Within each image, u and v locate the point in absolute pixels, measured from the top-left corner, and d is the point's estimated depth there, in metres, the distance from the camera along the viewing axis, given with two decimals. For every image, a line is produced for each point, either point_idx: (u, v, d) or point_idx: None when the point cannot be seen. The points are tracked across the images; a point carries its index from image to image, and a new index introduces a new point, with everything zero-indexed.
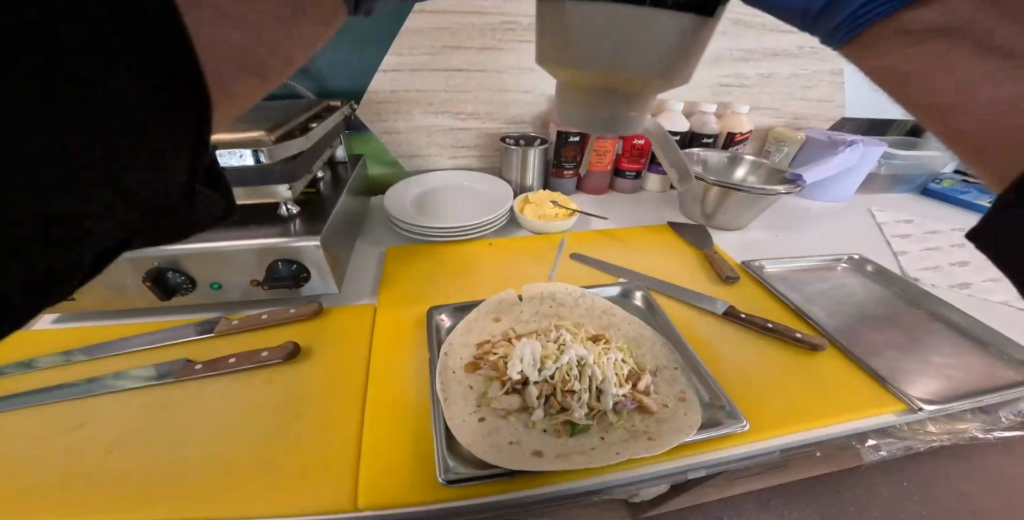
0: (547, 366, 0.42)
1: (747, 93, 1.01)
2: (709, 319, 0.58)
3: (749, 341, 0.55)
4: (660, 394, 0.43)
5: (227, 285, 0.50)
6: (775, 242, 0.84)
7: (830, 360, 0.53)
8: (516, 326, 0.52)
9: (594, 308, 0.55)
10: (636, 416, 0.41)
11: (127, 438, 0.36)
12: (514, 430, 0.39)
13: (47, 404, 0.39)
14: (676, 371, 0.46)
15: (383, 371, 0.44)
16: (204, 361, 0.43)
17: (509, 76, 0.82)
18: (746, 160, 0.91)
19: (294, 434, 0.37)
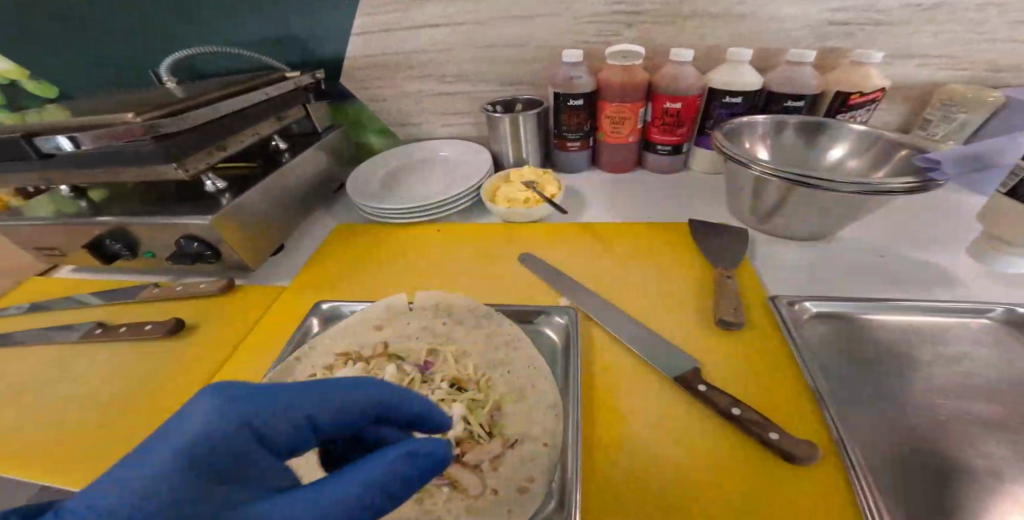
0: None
1: (886, 33, 0.63)
2: (647, 380, 0.38)
3: (684, 420, 0.35)
4: (498, 476, 0.31)
5: (158, 255, 0.58)
6: (872, 261, 0.54)
7: (825, 477, 0.30)
8: (393, 340, 0.43)
9: (496, 335, 0.42)
10: (442, 495, 0.30)
11: (24, 387, 0.43)
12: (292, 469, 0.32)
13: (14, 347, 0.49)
14: (543, 451, 0.32)
15: (234, 366, 0.43)
16: (105, 327, 0.48)
17: (496, 28, 0.68)
18: (851, 133, 0.58)
19: (123, 418, 0.39)
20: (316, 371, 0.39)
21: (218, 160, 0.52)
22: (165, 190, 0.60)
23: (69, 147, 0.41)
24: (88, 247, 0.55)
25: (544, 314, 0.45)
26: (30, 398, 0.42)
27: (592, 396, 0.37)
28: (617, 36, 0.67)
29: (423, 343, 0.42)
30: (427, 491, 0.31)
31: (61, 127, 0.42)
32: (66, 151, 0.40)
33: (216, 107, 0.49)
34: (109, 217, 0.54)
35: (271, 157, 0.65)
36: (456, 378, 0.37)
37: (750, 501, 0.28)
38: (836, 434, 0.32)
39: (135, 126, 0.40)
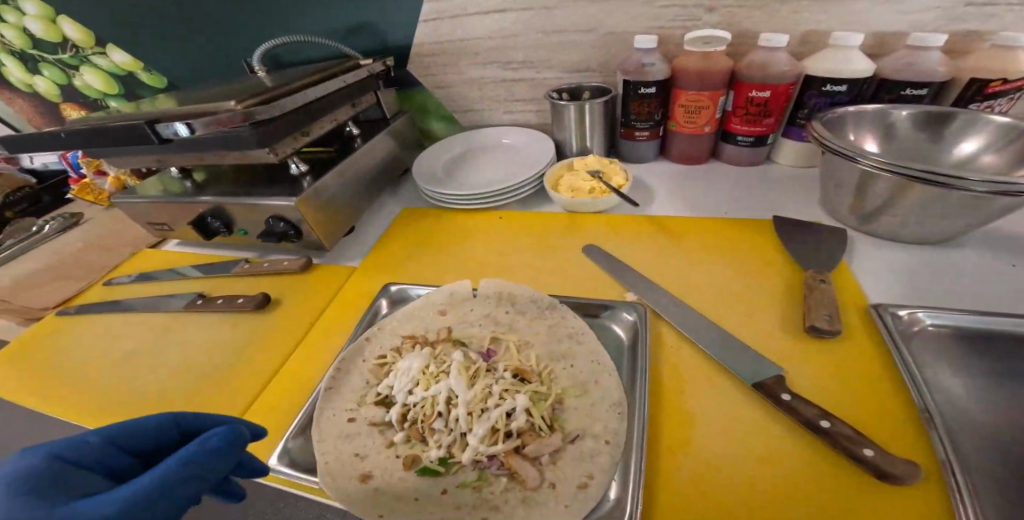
0: (414, 392, 0.35)
1: None
2: (720, 386, 0.36)
3: (764, 433, 0.32)
4: (557, 471, 0.31)
5: (250, 233, 0.64)
6: (995, 271, 0.48)
7: (930, 502, 0.26)
8: (456, 326, 0.44)
9: (558, 329, 0.42)
10: (501, 483, 0.31)
11: (147, 346, 0.50)
12: (362, 441, 0.34)
13: (134, 311, 0.57)
14: (603, 451, 0.31)
15: (314, 338, 0.47)
16: (205, 298, 0.54)
17: (564, 12, 0.65)
18: (989, 124, 0.49)
19: (225, 380, 0.44)
20: (386, 352, 0.41)
21: (302, 145, 0.56)
22: (254, 174, 0.65)
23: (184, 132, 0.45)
24: (194, 224, 0.62)
25: (609, 308, 0.44)
26: (154, 354, 0.49)
27: (657, 399, 0.35)
28: (696, 20, 0.61)
29: (485, 330, 0.43)
30: (487, 478, 0.31)
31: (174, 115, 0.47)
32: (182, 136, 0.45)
33: (301, 96, 0.52)
34: (211, 197, 0.61)
35: (345, 143, 0.69)
36: (519, 369, 0.37)
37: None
38: (943, 456, 0.28)
39: (235, 114, 0.44)
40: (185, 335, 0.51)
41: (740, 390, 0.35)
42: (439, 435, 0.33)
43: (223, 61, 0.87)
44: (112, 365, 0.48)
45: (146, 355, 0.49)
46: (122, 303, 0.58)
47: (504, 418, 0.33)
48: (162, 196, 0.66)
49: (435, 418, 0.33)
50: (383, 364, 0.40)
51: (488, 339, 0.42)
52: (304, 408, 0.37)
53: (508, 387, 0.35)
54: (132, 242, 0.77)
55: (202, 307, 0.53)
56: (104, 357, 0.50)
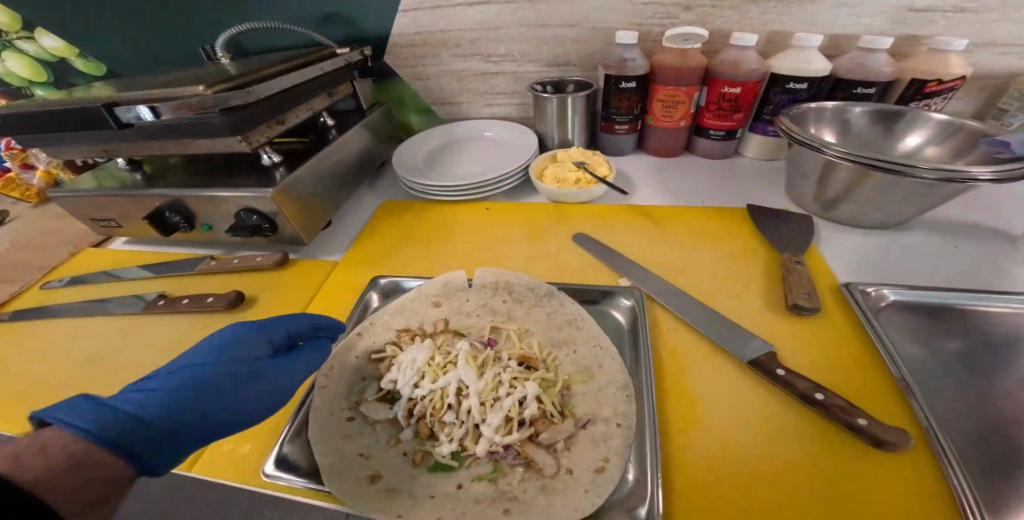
0: (420, 386, 0.34)
1: (970, 22, 0.58)
2: (719, 366, 0.37)
3: (765, 406, 0.34)
4: (572, 456, 0.31)
5: (215, 228, 0.59)
6: (934, 251, 0.54)
7: (915, 461, 0.29)
8: (451, 317, 0.43)
9: (556, 316, 0.42)
10: (518, 473, 0.30)
11: (102, 355, 0.45)
12: (369, 441, 0.33)
13: (80, 317, 0.50)
14: (618, 432, 0.31)
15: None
16: (168, 299, 0.49)
17: (547, 6, 0.65)
18: (930, 120, 0.55)
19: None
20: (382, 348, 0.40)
21: (277, 133, 0.53)
22: (219, 165, 0.60)
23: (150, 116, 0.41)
24: (148, 219, 0.56)
25: (606, 293, 0.45)
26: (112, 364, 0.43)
27: (661, 381, 0.36)
28: (672, 19, 0.63)
29: (484, 320, 0.43)
30: (503, 470, 0.31)
31: (133, 99, 0.43)
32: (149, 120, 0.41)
33: (277, 81, 0.48)
34: (169, 189, 0.55)
35: (319, 134, 0.66)
36: (524, 357, 0.37)
37: (842, 491, 0.28)
38: (926, 421, 0.31)
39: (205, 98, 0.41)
40: (149, 342, 0.45)
41: (738, 367, 0.37)
42: (450, 428, 0.32)
43: (175, 45, 0.80)
44: (55, 378, 0.42)
45: (100, 364, 0.43)
46: (62, 309, 0.51)
47: (517, 407, 0.33)
48: (110, 189, 0.59)
49: (445, 411, 0.33)
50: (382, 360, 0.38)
51: (489, 328, 0.41)
52: (297, 410, 0.34)
53: (517, 376, 0.35)
54: (69, 241, 0.69)
55: (163, 308, 0.48)
56: (43, 370, 0.44)
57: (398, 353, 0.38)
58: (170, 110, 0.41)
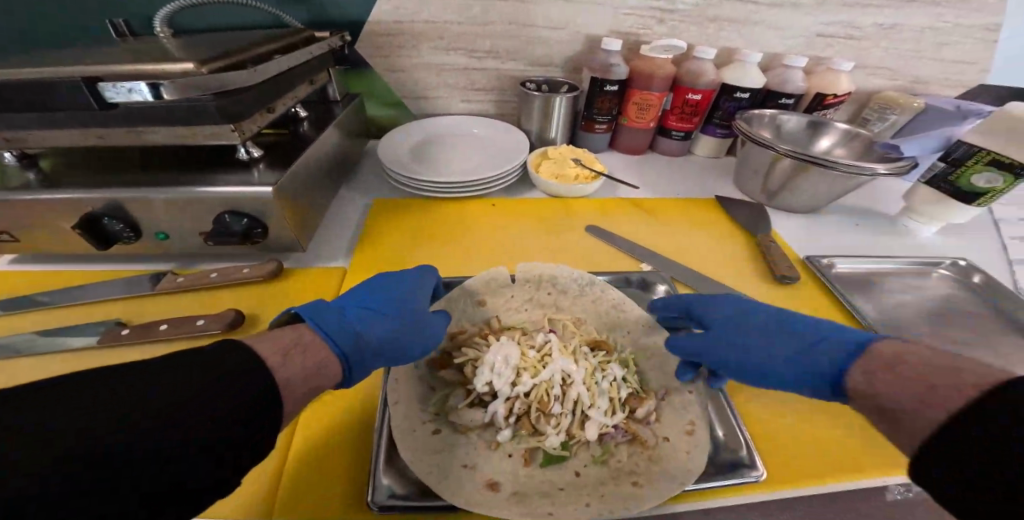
0: (523, 381, 0.38)
1: (851, 47, 0.79)
2: None
3: None
4: (660, 425, 0.37)
5: (173, 236, 0.49)
6: (844, 230, 0.72)
7: None
8: (500, 315, 0.47)
9: (601, 302, 0.47)
10: (624, 448, 0.36)
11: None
12: (471, 451, 0.34)
13: (10, 358, 0.40)
14: (691, 396, 0.39)
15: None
16: (133, 327, 0.41)
17: (536, 8, 0.70)
18: (835, 128, 0.72)
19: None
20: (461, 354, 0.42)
21: (265, 123, 0.46)
22: (171, 160, 0.51)
23: (146, 96, 0.33)
24: (80, 229, 0.44)
25: (643, 281, 0.52)
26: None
27: None
28: (648, 29, 0.74)
29: (535, 314, 0.47)
30: (612, 448, 0.36)
31: (106, 74, 0.35)
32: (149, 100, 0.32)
33: (272, 64, 0.44)
34: (110, 189, 0.44)
35: (294, 127, 0.59)
36: (597, 341, 0.43)
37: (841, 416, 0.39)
38: None
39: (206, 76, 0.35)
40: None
41: None
42: (558, 421, 0.37)
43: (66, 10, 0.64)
44: None
45: None
46: None
47: (613, 391, 0.39)
48: (1, 192, 0.45)
49: (553, 403, 0.38)
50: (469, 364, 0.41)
51: (547, 320, 0.45)
52: (377, 435, 0.32)
53: (600, 362, 0.41)
54: None
55: (136, 337, 0.40)
56: None
57: (480, 355, 0.41)
58: (175, 90, 0.33)
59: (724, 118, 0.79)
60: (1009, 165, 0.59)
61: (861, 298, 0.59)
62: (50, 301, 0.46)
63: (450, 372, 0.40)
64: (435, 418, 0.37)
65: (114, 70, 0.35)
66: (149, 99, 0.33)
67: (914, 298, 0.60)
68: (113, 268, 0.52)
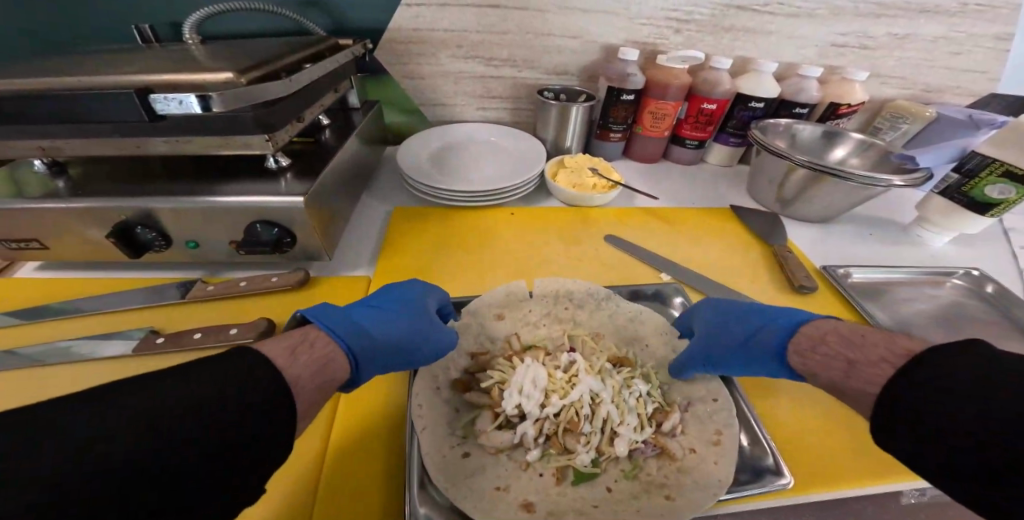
0: (552, 402, 0.39)
1: (866, 56, 0.80)
2: None
3: None
4: (687, 436, 0.38)
5: (203, 245, 0.50)
6: (858, 238, 0.73)
7: None
8: (522, 331, 0.47)
9: (617, 315, 0.48)
10: (653, 463, 0.37)
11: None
12: (503, 474, 0.36)
13: (52, 365, 0.41)
14: (719, 406, 0.39)
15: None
16: (167, 335, 0.42)
17: (554, 17, 0.71)
18: (850, 137, 0.73)
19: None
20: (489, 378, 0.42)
21: (295, 132, 0.47)
22: (198, 170, 0.51)
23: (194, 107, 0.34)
24: (113, 238, 0.45)
25: (659, 293, 0.53)
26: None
27: None
28: (664, 38, 0.75)
29: (555, 331, 0.48)
30: (641, 463, 0.37)
31: (149, 87, 0.36)
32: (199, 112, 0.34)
33: (305, 73, 0.44)
34: (140, 199, 0.45)
35: (317, 135, 0.59)
36: (620, 359, 0.44)
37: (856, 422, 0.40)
38: None
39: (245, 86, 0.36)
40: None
41: None
42: (587, 440, 0.38)
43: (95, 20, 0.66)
44: None
45: None
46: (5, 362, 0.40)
47: (639, 407, 0.40)
48: (32, 200, 0.45)
49: (583, 422, 0.39)
50: (495, 385, 0.41)
51: (567, 339, 0.46)
52: (410, 462, 0.33)
53: (624, 379, 0.42)
54: None
55: (170, 347, 0.40)
56: None
57: (506, 377, 0.42)
58: (223, 102, 0.34)
59: (737, 127, 0.79)
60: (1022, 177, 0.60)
61: (876, 306, 0.60)
62: (82, 309, 0.47)
63: (472, 395, 0.41)
64: (465, 440, 0.37)
65: (159, 81, 0.36)
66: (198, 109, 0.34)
67: (930, 307, 0.61)
68: (140, 275, 0.53)
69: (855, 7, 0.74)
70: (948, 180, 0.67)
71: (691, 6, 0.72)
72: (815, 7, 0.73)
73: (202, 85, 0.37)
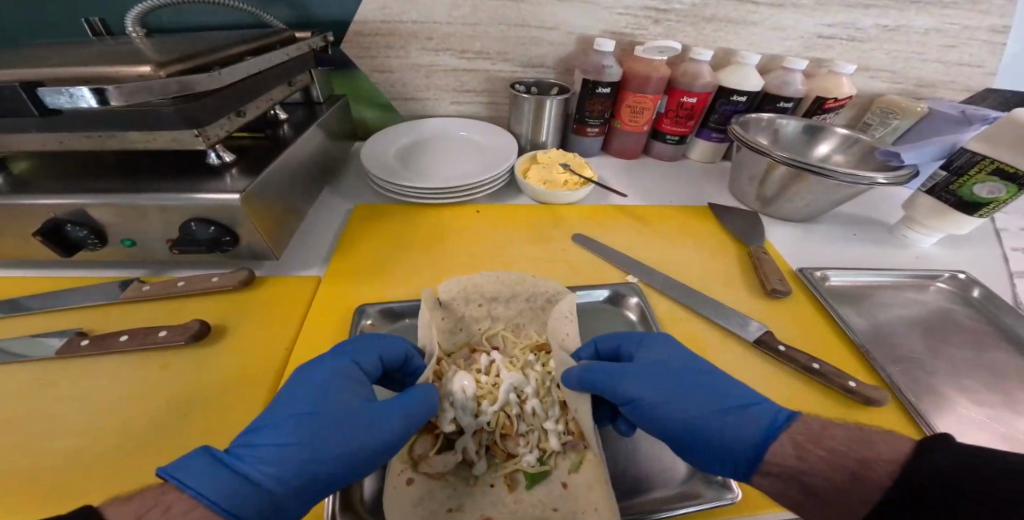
0: (483, 411, 0.38)
1: (855, 49, 0.77)
2: (735, 346, 0.47)
3: (779, 379, 0.45)
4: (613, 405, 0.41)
5: (140, 243, 0.48)
6: (841, 238, 0.71)
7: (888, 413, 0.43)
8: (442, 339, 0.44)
9: (536, 300, 0.45)
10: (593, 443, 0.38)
11: (13, 414, 0.36)
12: (453, 494, 0.35)
13: None
14: None
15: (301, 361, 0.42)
16: (93, 337, 0.42)
17: (527, 8, 0.68)
18: (835, 133, 0.70)
19: (181, 426, 0.36)
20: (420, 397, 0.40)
21: (236, 128, 0.46)
22: (139, 165, 0.49)
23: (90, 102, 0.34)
24: (41, 236, 0.43)
25: (615, 294, 0.51)
26: (37, 423, 0.36)
27: None
28: (643, 29, 0.72)
29: (474, 334, 0.46)
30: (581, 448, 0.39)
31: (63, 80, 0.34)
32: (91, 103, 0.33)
33: (241, 66, 0.44)
34: (70, 196, 0.43)
35: (272, 130, 0.57)
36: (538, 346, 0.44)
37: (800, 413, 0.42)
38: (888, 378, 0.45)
39: (163, 78, 0.36)
40: (80, 391, 0.39)
41: (752, 350, 0.47)
42: (526, 440, 0.38)
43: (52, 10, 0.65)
44: None
45: (11, 429, 0.35)
46: None
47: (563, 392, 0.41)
48: None
49: (517, 424, 0.38)
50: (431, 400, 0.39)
51: (486, 338, 0.45)
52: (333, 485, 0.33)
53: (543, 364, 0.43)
54: None
55: (96, 350, 0.41)
56: None
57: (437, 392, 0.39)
58: (122, 94, 0.34)
59: (720, 122, 0.77)
60: (1013, 175, 0.56)
61: (854, 310, 0.57)
62: (14, 310, 0.45)
63: None
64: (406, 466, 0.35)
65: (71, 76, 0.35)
66: (93, 104, 0.34)
67: (911, 311, 0.58)
68: (81, 274, 0.52)
69: None
70: (936, 178, 0.65)
71: None
72: None
73: (121, 78, 0.36)
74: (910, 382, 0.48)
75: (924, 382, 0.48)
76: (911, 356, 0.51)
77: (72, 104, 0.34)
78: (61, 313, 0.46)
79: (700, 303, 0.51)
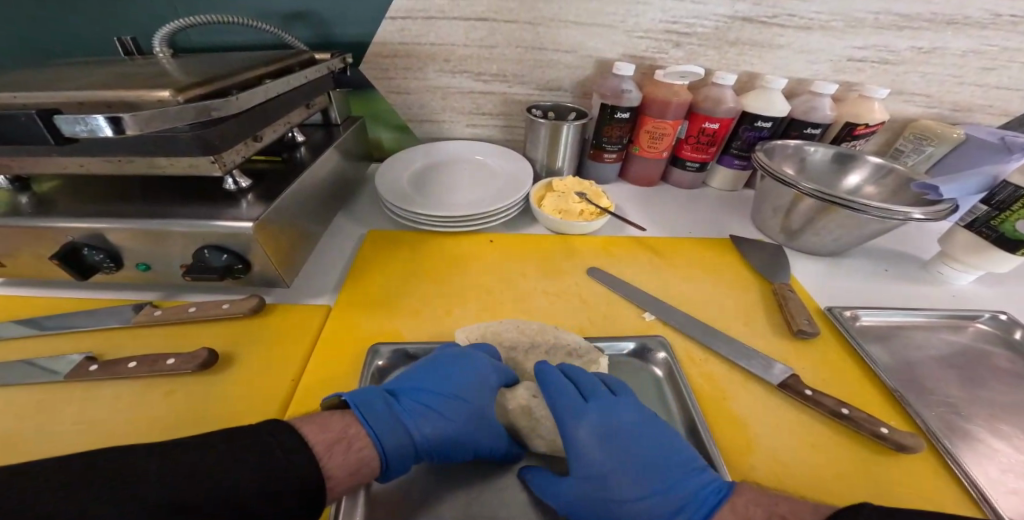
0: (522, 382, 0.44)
1: (887, 72, 0.74)
2: (755, 389, 0.45)
3: (806, 427, 0.42)
4: None
5: (154, 268, 0.49)
6: (870, 272, 0.67)
7: (924, 463, 0.39)
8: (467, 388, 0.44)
9: (559, 350, 0.45)
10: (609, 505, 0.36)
11: (16, 441, 0.36)
12: None
13: None
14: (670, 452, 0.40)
15: (307, 394, 0.41)
16: (103, 362, 0.42)
17: (546, 30, 0.67)
18: (867, 163, 0.68)
19: None
20: None
21: (253, 151, 0.48)
22: (155, 189, 0.50)
23: (108, 132, 0.33)
24: (59, 259, 0.44)
25: (641, 348, 0.48)
26: (37, 450, 0.36)
27: (712, 408, 0.43)
28: (663, 53, 0.71)
29: None
30: None
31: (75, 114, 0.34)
32: (107, 129, 0.33)
33: (259, 91, 0.45)
34: (86, 220, 0.44)
35: (288, 154, 0.57)
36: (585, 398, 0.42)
37: (828, 456, 0.39)
38: (927, 427, 0.42)
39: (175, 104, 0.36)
40: (82, 416, 0.39)
41: (775, 395, 0.45)
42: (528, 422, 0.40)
43: (87, 32, 0.67)
44: None
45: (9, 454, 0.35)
46: None
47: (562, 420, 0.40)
48: None
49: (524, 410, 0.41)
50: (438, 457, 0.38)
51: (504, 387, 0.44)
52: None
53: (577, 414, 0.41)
54: None
55: (102, 375, 0.41)
56: None
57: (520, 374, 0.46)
58: (139, 123, 0.33)
59: (743, 148, 0.74)
60: None
61: (886, 350, 0.54)
62: (29, 329, 0.46)
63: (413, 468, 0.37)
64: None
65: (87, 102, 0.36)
66: (109, 133, 0.33)
67: (948, 353, 0.54)
68: (94, 294, 0.52)
69: (875, 20, 0.68)
70: (974, 212, 0.61)
71: (693, 19, 0.67)
72: (829, 20, 0.68)
73: (140, 103, 0.37)
74: (947, 430, 0.44)
75: (964, 429, 0.44)
76: (947, 400, 0.48)
77: (90, 133, 0.34)
78: (71, 335, 0.46)
79: (719, 343, 0.49)
